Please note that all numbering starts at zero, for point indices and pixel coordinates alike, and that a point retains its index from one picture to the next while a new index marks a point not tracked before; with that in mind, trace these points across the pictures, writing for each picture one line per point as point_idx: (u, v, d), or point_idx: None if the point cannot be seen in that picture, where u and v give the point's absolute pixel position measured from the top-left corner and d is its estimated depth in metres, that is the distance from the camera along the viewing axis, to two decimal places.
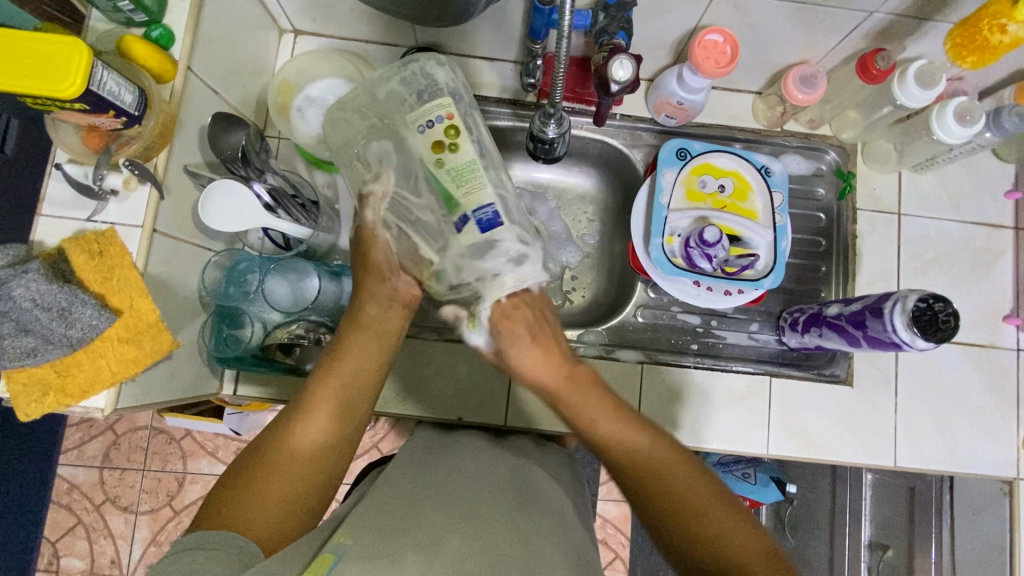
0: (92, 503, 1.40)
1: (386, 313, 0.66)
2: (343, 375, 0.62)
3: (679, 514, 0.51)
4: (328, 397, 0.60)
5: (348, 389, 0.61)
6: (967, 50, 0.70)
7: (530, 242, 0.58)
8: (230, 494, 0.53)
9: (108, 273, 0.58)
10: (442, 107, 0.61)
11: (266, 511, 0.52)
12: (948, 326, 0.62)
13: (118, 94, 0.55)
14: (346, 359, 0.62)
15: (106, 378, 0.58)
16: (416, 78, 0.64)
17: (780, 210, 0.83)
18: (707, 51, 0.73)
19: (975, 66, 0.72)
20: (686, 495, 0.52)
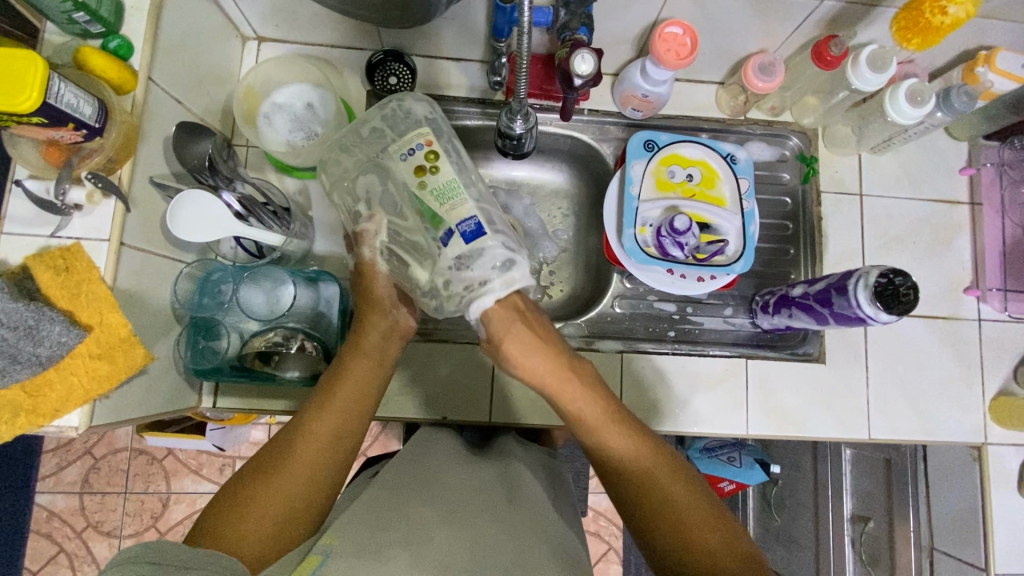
0: (73, 530, 1.37)
1: (385, 336, 0.68)
2: (344, 391, 0.63)
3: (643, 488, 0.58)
4: (325, 418, 0.60)
5: (348, 405, 0.62)
6: (912, 33, 0.72)
7: (515, 249, 0.60)
8: (224, 511, 0.53)
9: (75, 289, 0.57)
10: (422, 136, 0.64)
11: (257, 528, 0.52)
12: (910, 298, 0.64)
13: (77, 106, 0.54)
14: (349, 376, 0.64)
15: (79, 396, 0.57)
16: (395, 112, 0.71)
17: (747, 196, 0.85)
18: (668, 43, 0.74)
19: (921, 48, 0.74)
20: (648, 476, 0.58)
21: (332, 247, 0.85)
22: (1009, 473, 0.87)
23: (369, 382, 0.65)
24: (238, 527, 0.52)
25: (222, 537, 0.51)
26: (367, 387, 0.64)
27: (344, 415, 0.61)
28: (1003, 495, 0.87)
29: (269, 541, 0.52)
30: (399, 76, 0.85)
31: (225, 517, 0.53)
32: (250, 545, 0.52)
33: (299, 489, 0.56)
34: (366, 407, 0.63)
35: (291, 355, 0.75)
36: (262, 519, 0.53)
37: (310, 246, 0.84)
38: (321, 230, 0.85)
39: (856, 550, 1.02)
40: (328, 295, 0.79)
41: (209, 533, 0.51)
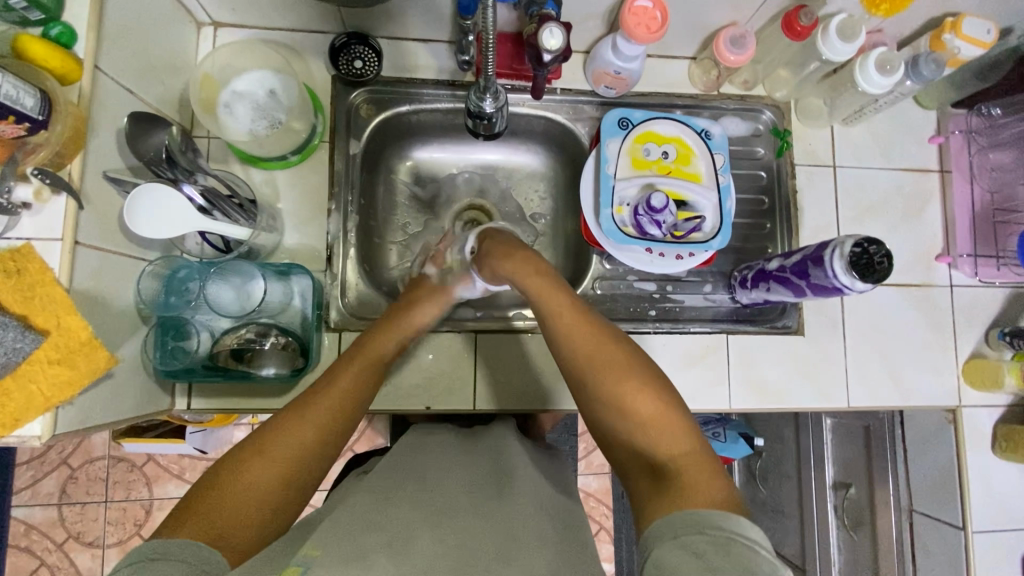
0: (54, 542, 1.33)
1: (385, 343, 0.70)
2: (339, 386, 0.62)
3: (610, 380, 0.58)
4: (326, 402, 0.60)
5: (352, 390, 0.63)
6: None
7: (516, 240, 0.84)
8: (206, 498, 0.50)
9: (27, 292, 0.54)
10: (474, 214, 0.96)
11: (240, 514, 0.50)
12: (884, 266, 0.65)
13: (16, 98, 0.51)
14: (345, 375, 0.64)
15: (40, 405, 0.54)
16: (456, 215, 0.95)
17: (722, 171, 0.85)
18: (638, 17, 0.73)
19: (889, 14, 0.75)
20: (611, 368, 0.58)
21: (303, 239, 0.82)
22: (983, 434, 0.89)
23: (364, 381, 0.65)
24: (228, 520, 0.49)
25: (203, 522, 0.48)
26: (370, 375, 0.67)
27: (339, 408, 0.60)
28: (978, 455, 0.89)
29: (252, 526, 0.50)
30: (364, 60, 0.83)
31: (206, 503, 0.49)
32: (233, 538, 0.48)
33: (293, 483, 0.54)
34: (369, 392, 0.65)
35: (265, 350, 0.74)
36: (246, 503, 0.50)
37: (280, 238, 0.81)
38: (293, 222, 0.82)
39: (839, 514, 1.07)
40: (300, 288, 0.77)
41: (188, 519, 0.48)
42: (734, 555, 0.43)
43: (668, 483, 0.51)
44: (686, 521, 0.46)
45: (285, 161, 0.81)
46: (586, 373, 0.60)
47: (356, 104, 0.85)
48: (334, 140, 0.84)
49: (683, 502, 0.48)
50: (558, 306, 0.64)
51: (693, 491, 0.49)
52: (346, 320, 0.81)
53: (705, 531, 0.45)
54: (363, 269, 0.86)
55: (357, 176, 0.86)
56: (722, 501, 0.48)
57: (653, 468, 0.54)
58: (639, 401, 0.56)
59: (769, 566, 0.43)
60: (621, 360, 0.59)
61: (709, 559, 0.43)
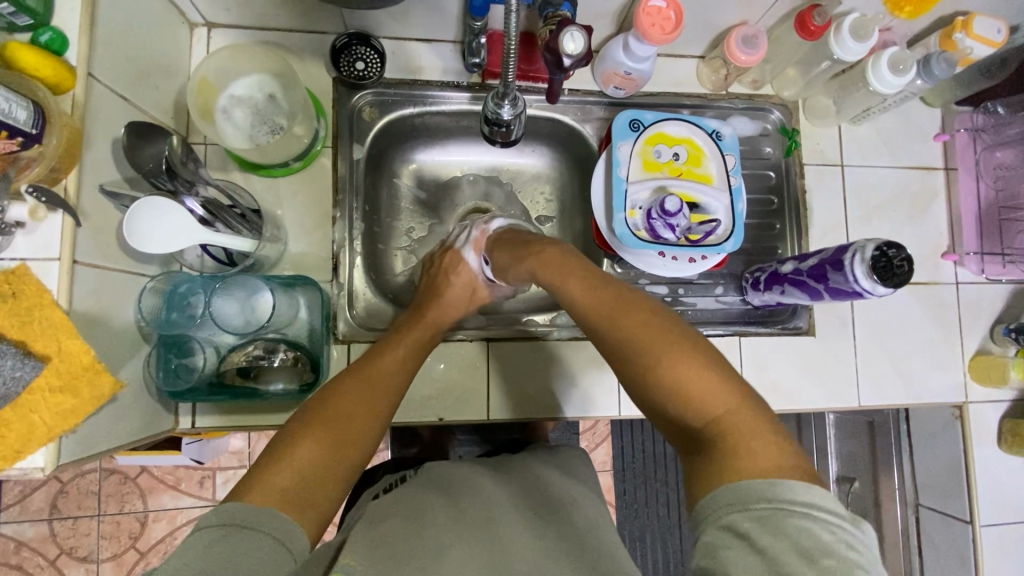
0: (46, 559, 1.29)
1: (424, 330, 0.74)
2: (380, 369, 0.66)
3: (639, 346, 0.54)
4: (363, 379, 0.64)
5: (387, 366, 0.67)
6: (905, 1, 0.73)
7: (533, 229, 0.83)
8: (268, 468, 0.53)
9: (25, 316, 0.51)
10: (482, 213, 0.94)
11: (300, 479, 0.53)
12: (903, 271, 0.64)
13: (8, 112, 0.48)
14: (385, 359, 0.68)
15: (42, 435, 0.51)
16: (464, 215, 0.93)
17: (734, 172, 0.84)
18: (652, 17, 0.71)
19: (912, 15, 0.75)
20: (639, 333, 0.54)
21: (307, 248, 0.79)
22: (990, 429, 0.90)
23: (405, 365, 0.69)
24: (292, 491, 0.52)
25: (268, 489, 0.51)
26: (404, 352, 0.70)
27: (380, 384, 0.65)
28: (985, 450, 0.90)
29: (313, 492, 0.53)
30: (366, 61, 0.80)
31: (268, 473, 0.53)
32: (301, 503, 0.52)
33: (347, 462, 0.57)
34: (407, 367, 0.69)
35: (273, 367, 0.72)
36: (305, 471, 0.54)
37: (285, 248, 0.78)
38: (296, 231, 0.79)
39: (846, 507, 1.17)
40: (307, 300, 0.75)
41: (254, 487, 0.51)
42: (784, 532, 0.41)
43: (713, 449, 0.48)
44: (735, 498, 0.44)
45: (287, 168, 0.78)
46: (613, 341, 0.56)
47: (359, 106, 0.83)
48: (337, 145, 0.81)
49: (729, 474, 0.46)
50: (574, 282, 0.62)
51: (739, 459, 0.46)
52: (355, 331, 0.79)
53: (748, 513, 0.43)
54: (371, 278, 0.84)
55: (361, 182, 0.83)
56: (772, 468, 0.45)
57: (698, 431, 0.50)
58: (671, 363, 0.51)
59: (824, 531, 0.41)
60: (646, 322, 0.55)
61: (758, 540, 0.41)
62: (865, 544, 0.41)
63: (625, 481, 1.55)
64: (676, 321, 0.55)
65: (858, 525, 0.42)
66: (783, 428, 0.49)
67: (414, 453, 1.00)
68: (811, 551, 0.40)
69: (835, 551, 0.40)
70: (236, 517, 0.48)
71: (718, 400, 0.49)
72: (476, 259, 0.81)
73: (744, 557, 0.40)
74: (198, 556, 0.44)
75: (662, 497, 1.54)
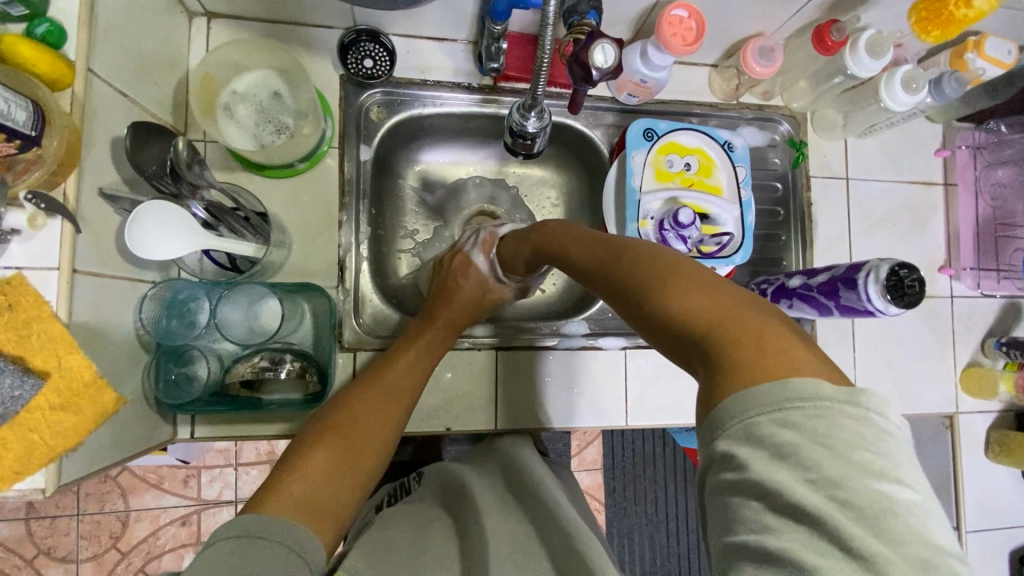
0: (23, 559, 1.25)
1: (436, 335, 0.72)
2: (390, 377, 0.65)
3: (629, 286, 0.49)
4: (374, 390, 0.63)
5: (397, 380, 0.65)
6: (932, 25, 0.71)
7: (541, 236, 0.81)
8: (280, 479, 0.52)
9: (23, 329, 0.48)
10: (490, 214, 0.92)
11: (313, 487, 0.52)
12: (914, 290, 0.65)
13: (8, 114, 0.44)
14: (396, 366, 0.67)
15: (42, 456, 0.48)
16: (470, 218, 0.91)
17: (744, 184, 0.84)
18: (674, 27, 0.70)
19: (938, 40, 0.73)
20: (628, 274, 0.50)
21: (312, 252, 0.76)
22: (978, 439, 0.93)
23: (417, 373, 0.67)
24: (305, 501, 0.50)
25: (281, 498, 0.50)
26: (416, 364, 0.68)
27: (393, 391, 0.64)
28: (972, 459, 0.93)
29: (324, 501, 0.52)
30: (375, 59, 0.78)
31: (279, 483, 0.51)
32: (315, 512, 0.50)
33: (362, 470, 0.57)
34: (418, 377, 0.67)
35: (279, 379, 0.71)
36: (316, 479, 0.53)
37: (289, 253, 0.76)
38: (299, 233, 0.76)
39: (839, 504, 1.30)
40: (314, 310, 0.73)
41: (267, 496, 0.50)
42: (761, 437, 0.34)
43: (703, 369, 0.40)
44: (717, 418, 0.37)
45: (291, 169, 0.75)
46: (611, 287, 0.52)
47: (366, 106, 0.80)
48: (343, 145, 0.79)
49: (714, 394, 0.38)
50: (572, 248, 0.61)
51: (727, 374, 0.37)
52: (362, 339, 0.77)
53: (723, 432, 0.36)
54: (377, 282, 0.82)
55: (368, 184, 0.81)
56: (764, 377, 0.36)
57: (693, 355, 0.42)
58: (657, 293, 0.45)
59: (804, 415, 0.34)
60: (639, 262, 0.49)
61: (738, 454, 0.35)
62: (863, 417, 0.34)
63: (615, 479, 1.56)
64: (667, 253, 0.49)
65: (854, 402, 0.34)
66: (796, 338, 0.38)
67: (410, 454, 0.99)
68: (787, 448, 0.33)
69: (817, 438, 0.33)
70: (249, 526, 0.46)
71: (704, 315, 0.41)
72: (486, 262, 0.79)
73: (724, 477, 0.35)
74: (216, 565, 0.43)
75: (650, 495, 1.56)
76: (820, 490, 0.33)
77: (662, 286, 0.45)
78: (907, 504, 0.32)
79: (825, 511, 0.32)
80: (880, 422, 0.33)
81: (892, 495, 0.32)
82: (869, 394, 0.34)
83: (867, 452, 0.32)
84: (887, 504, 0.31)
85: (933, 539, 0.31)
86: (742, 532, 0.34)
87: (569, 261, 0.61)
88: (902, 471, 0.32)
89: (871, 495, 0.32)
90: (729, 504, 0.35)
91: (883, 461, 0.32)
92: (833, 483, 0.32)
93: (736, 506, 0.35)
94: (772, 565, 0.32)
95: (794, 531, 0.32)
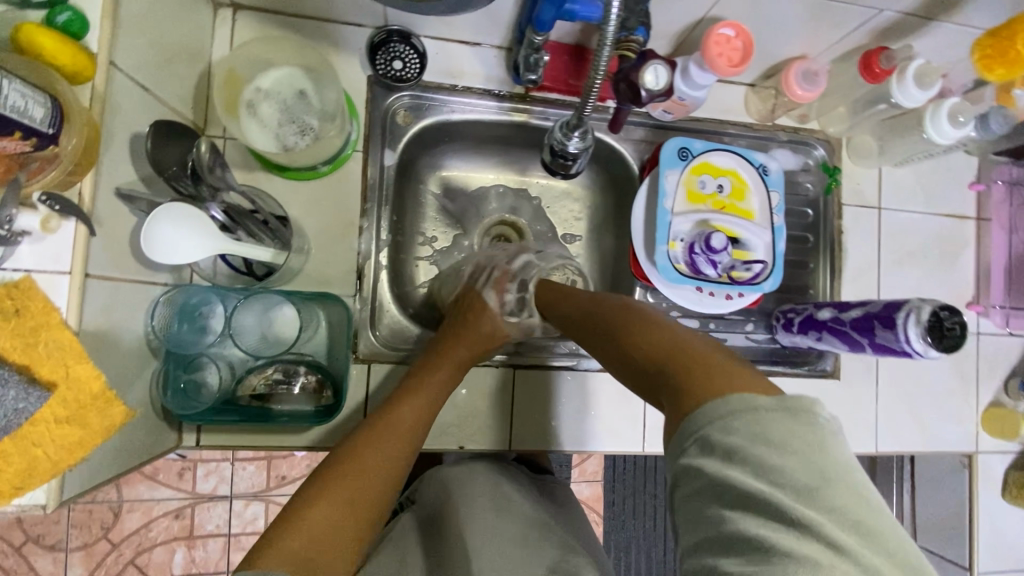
0: (10, 545, 1.22)
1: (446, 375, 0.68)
2: (400, 420, 0.61)
3: (610, 334, 0.57)
4: (385, 434, 0.59)
5: (407, 424, 0.61)
6: (998, 64, 0.69)
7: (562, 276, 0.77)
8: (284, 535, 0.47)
9: (30, 338, 0.45)
10: (514, 224, 0.89)
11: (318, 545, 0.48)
12: (955, 334, 0.64)
13: (25, 110, 0.41)
14: (406, 410, 0.62)
15: (44, 471, 0.46)
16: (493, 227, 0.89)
17: (777, 210, 0.81)
18: (721, 47, 0.67)
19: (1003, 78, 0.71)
20: (610, 324, 0.57)
21: (329, 258, 0.74)
22: (996, 480, 0.91)
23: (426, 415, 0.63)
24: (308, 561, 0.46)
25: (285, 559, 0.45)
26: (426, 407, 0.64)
27: (404, 439, 0.59)
28: (989, 500, 0.91)
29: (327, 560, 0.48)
30: (404, 61, 0.75)
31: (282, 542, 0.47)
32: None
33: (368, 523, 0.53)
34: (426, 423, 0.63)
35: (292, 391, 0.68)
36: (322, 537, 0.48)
37: (306, 258, 0.73)
38: (317, 238, 0.74)
39: None
40: (332, 320, 0.71)
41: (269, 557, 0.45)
42: (714, 445, 0.39)
43: (669, 398, 0.46)
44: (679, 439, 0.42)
45: (313, 171, 0.72)
46: (596, 334, 0.59)
47: (392, 109, 0.77)
48: (368, 148, 0.76)
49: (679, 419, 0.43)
50: (566, 296, 0.68)
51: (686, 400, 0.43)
52: (377, 351, 0.74)
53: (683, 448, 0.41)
54: (395, 291, 0.80)
55: (390, 190, 0.78)
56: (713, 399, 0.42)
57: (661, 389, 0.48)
58: (634, 344, 0.53)
59: (749, 423, 0.39)
60: (615, 315, 0.58)
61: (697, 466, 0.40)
62: (797, 415, 0.39)
63: (615, 492, 1.53)
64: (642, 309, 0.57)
65: (788, 408, 0.39)
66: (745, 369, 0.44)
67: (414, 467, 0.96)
68: (734, 449, 0.38)
69: (759, 439, 0.38)
70: None
71: (673, 360, 0.48)
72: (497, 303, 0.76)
73: (690, 486, 0.40)
74: None
75: (650, 509, 1.54)
76: (764, 478, 0.37)
77: (639, 334, 0.53)
78: (838, 476, 0.37)
79: (768, 494, 0.37)
80: (811, 417, 0.39)
81: (824, 471, 0.37)
82: (802, 398, 0.39)
83: (799, 441, 0.38)
84: (821, 478, 0.37)
85: (865, 505, 0.36)
86: (710, 528, 0.39)
87: (562, 306, 0.68)
88: (832, 449, 0.38)
89: (805, 477, 0.37)
90: (696, 506, 0.40)
91: (816, 446, 0.37)
92: (777, 472, 0.37)
93: (702, 506, 0.39)
94: (732, 550, 0.37)
95: (751, 517, 0.37)
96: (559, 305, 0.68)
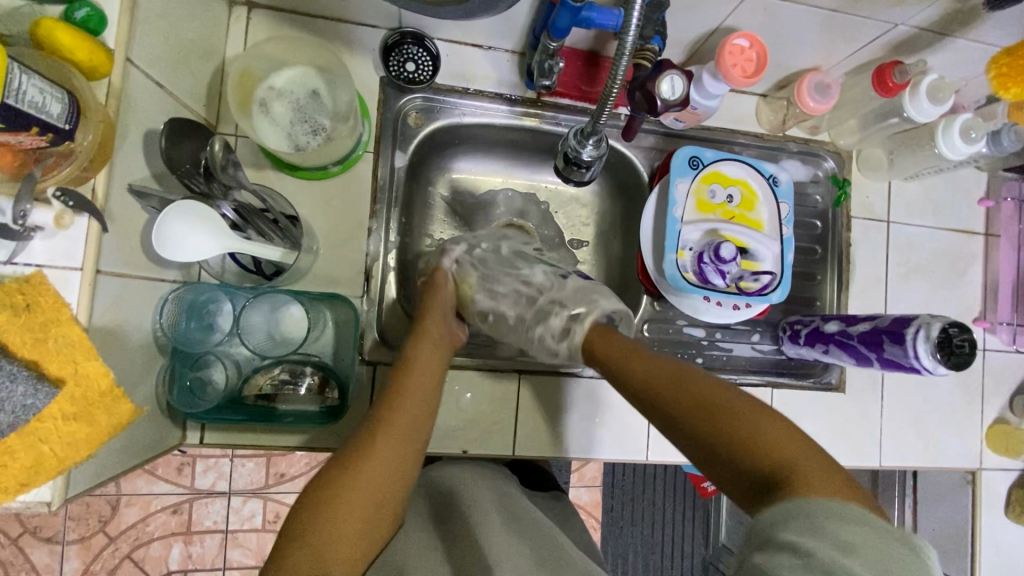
0: (7, 537, 1.22)
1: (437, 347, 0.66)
2: (408, 401, 0.59)
3: (697, 423, 0.51)
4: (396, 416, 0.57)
5: (416, 405, 0.59)
6: (1013, 81, 0.68)
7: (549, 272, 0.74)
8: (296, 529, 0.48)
9: (40, 333, 0.45)
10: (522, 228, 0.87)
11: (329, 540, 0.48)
12: (965, 350, 0.64)
13: (42, 106, 0.41)
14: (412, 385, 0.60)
15: (50, 468, 0.46)
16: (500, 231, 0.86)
17: (786, 221, 0.81)
18: (735, 57, 0.67)
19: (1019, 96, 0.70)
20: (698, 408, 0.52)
21: (336, 258, 0.74)
22: (998, 497, 0.91)
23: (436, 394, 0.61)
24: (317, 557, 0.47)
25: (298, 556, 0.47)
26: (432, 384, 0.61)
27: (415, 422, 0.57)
28: (991, 517, 0.91)
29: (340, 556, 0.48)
30: (417, 62, 0.75)
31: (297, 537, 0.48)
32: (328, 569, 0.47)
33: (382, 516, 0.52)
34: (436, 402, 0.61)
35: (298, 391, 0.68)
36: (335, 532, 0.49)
37: (315, 257, 0.72)
38: (326, 238, 0.73)
39: None
40: (339, 320, 0.71)
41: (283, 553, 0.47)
42: (823, 533, 0.40)
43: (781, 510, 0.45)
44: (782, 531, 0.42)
45: (323, 171, 0.72)
46: (674, 416, 0.53)
47: (404, 110, 0.77)
48: (378, 149, 0.76)
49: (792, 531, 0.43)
50: (634, 358, 0.58)
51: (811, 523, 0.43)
52: (381, 351, 0.74)
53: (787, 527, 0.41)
54: (402, 293, 0.79)
55: (399, 191, 0.78)
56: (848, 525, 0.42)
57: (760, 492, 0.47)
58: (728, 441, 0.49)
59: (870, 535, 0.39)
60: (704, 402, 0.52)
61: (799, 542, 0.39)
62: (918, 547, 0.39)
63: (613, 497, 1.52)
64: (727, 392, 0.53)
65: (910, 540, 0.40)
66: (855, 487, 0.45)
67: None
68: (847, 543, 0.39)
69: (875, 546, 0.39)
70: None
71: (761, 457, 0.48)
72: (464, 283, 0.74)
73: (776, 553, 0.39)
74: None
75: (648, 516, 1.53)
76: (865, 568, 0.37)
77: (741, 433, 0.49)
78: None
79: None
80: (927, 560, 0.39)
81: None
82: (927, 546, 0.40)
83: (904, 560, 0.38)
84: None
85: None
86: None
87: (620, 369, 0.59)
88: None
89: None
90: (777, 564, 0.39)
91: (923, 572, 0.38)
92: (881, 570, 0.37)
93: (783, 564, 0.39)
94: None
95: None
96: (621, 370, 0.59)
